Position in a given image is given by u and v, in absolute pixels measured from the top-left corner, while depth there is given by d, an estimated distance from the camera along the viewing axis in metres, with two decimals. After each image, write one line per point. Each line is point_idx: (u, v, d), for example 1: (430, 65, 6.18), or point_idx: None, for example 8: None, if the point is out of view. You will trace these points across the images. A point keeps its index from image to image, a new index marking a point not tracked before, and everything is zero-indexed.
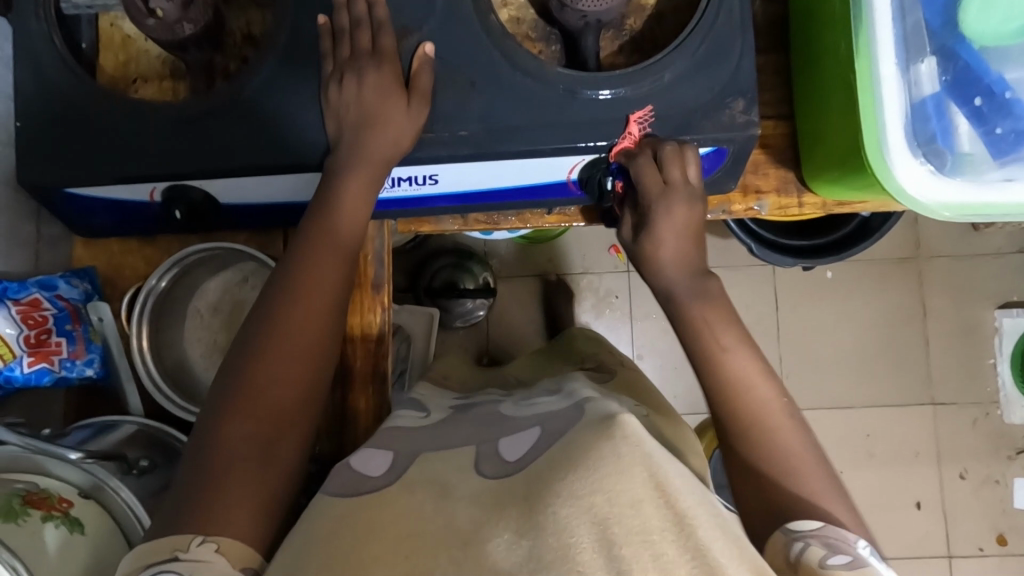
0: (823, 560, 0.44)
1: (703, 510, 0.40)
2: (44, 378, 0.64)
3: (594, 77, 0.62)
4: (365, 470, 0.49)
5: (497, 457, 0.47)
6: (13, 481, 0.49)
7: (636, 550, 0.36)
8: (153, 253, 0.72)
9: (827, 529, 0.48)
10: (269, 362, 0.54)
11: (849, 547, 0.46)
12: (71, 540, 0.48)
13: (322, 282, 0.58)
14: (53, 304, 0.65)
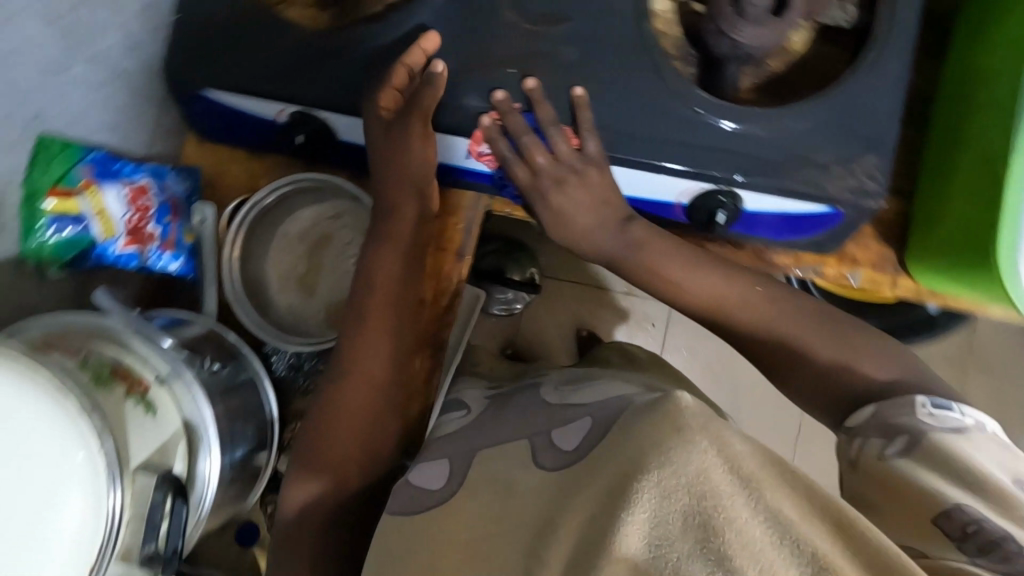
0: (883, 451, 0.52)
1: (776, 468, 0.37)
2: (132, 262, 0.66)
3: (725, 105, 0.61)
4: (426, 483, 0.53)
5: (550, 454, 0.50)
6: (101, 352, 0.49)
7: (709, 516, 0.34)
8: (257, 168, 0.74)
9: (880, 407, 0.55)
10: (331, 429, 0.61)
11: (910, 417, 0.53)
12: (144, 418, 0.48)
13: (378, 324, 0.64)
14: (158, 194, 0.67)
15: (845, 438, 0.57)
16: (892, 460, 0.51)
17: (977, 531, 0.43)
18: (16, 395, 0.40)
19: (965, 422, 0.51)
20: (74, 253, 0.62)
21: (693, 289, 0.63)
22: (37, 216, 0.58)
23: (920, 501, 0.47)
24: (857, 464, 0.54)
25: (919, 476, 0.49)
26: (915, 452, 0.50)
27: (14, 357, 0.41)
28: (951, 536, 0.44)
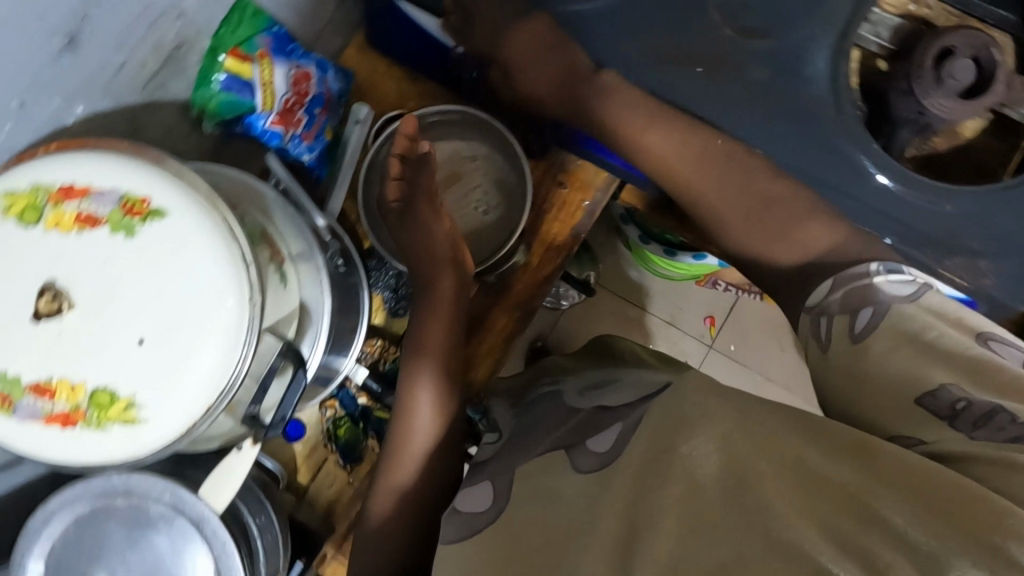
0: (854, 330, 0.48)
1: (804, 431, 0.40)
2: (274, 141, 0.65)
3: (895, 161, 0.59)
4: (466, 501, 0.48)
5: (583, 454, 0.45)
6: (253, 214, 0.50)
7: (744, 474, 0.38)
8: (407, 89, 0.74)
9: (839, 278, 0.53)
10: (395, 471, 0.59)
11: (868, 289, 0.50)
12: (277, 287, 0.49)
13: (432, 367, 0.62)
14: (317, 85, 0.67)
15: (807, 322, 0.53)
16: (863, 338, 0.47)
17: (968, 404, 0.39)
18: (192, 226, 0.41)
19: (918, 285, 0.49)
20: (231, 114, 0.63)
21: (784, 256, 0.59)
22: (213, 70, 0.60)
23: (893, 375, 0.43)
24: (825, 350, 0.49)
25: (886, 364, 0.44)
26: (880, 326, 0.47)
27: (199, 190, 0.41)
28: (941, 414, 0.39)
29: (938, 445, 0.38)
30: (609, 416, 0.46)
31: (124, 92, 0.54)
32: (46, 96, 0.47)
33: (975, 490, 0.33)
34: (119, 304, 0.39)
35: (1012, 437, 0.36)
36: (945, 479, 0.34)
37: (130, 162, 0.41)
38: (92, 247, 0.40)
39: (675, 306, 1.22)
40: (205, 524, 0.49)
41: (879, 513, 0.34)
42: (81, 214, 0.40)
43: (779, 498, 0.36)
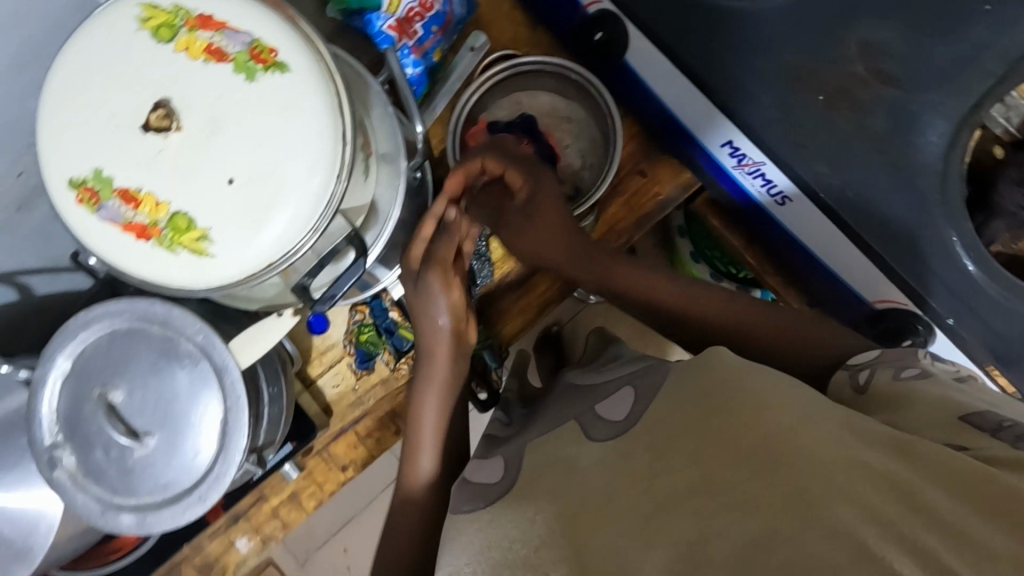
0: (896, 376, 0.45)
1: (831, 416, 0.40)
2: (386, 45, 0.65)
3: (980, 247, 0.57)
4: (484, 477, 0.50)
5: (593, 424, 0.48)
6: (357, 100, 0.51)
7: (776, 448, 0.37)
8: (521, 33, 0.74)
9: (888, 352, 0.47)
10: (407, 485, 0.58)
11: (909, 357, 0.46)
12: (360, 178, 0.50)
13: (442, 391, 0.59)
14: (442, 4, 0.67)
15: (839, 375, 0.49)
16: (907, 381, 0.44)
17: (1015, 424, 0.39)
18: (306, 89, 0.42)
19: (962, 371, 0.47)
20: (357, 5, 0.64)
21: (664, 290, 0.60)
22: None
23: (935, 411, 0.41)
24: (865, 393, 0.46)
25: (921, 394, 0.42)
26: (926, 383, 0.43)
27: (322, 59, 0.42)
28: (984, 428, 0.39)
29: (980, 450, 0.37)
30: (614, 386, 0.52)
31: None
32: None
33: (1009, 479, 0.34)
34: (220, 141, 0.41)
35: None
36: (972, 471, 0.35)
37: (265, 10, 0.42)
38: (212, 79, 0.41)
39: None
40: (226, 374, 0.50)
41: (910, 490, 0.34)
42: (210, 46, 0.41)
43: (813, 469, 0.35)
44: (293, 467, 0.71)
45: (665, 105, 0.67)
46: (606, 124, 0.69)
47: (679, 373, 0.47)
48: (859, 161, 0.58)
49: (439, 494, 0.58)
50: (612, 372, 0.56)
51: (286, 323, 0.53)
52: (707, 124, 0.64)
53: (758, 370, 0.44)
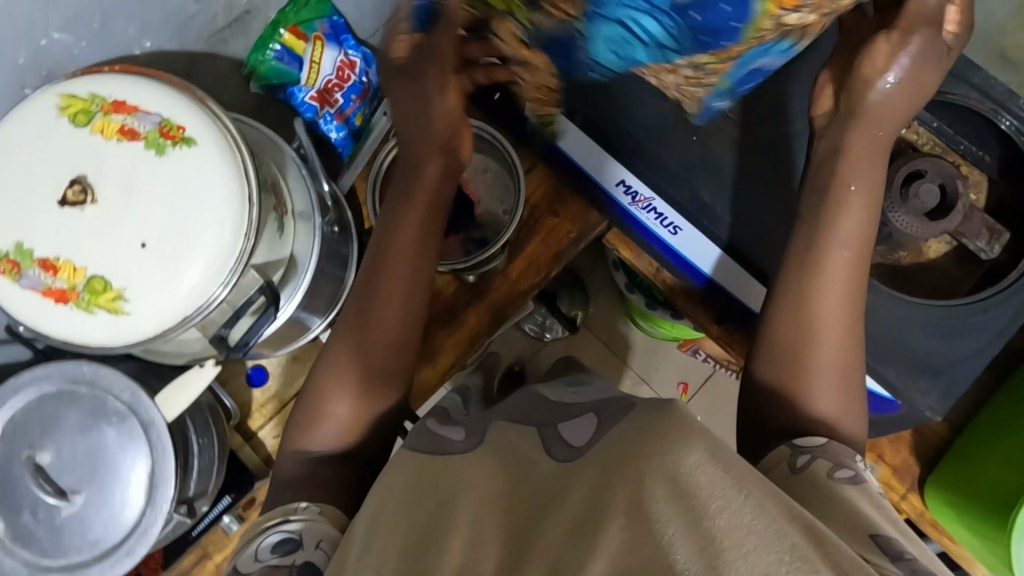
0: (828, 474, 0.46)
1: (772, 500, 0.34)
2: (308, 113, 0.72)
3: None
4: (447, 432, 0.49)
5: (554, 441, 0.43)
6: (270, 168, 0.57)
7: (692, 507, 0.32)
8: None
9: (832, 445, 0.49)
10: (345, 372, 0.55)
11: (847, 454, 0.48)
12: (272, 234, 0.54)
13: (405, 240, 0.56)
14: (358, 75, 0.74)
15: (780, 450, 0.50)
16: (838, 482, 0.45)
17: (915, 559, 0.36)
18: (211, 158, 0.47)
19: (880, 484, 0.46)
20: (276, 80, 0.70)
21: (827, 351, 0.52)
22: (272, 40, 0.67)
23: (838, 511, 0.41)
24: (793, 474, 0.47)
25: (845, 499, 0.42)
26: (851, 489, 0.44)
27: (228, 131, 0.48)
28: (886, 553, 0.36)
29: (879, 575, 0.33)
30: (577, 414, 0.46)
31: (192, 35, 0.60)
32: (125, 20, 0.54)
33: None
34: (130, 212, 0.45)
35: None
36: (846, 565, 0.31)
37: (173, 93, 0.47)
38: (124, 155, 0.46)
39: (652, 366, 1.15)
40: (152, 428, 0.53)
41: None
42: (124, 126, 0.46)
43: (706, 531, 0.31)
44: (234, 519, 0.72)
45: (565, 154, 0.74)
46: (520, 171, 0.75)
47: (639, 414, 0.41)
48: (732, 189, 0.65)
49: (362, 412, 0.55)
50: (581, 395, 0.51)
51: (209, 375, 0.55)
52: (600, 169, 0.70)
53: (697, 425, 0.37)
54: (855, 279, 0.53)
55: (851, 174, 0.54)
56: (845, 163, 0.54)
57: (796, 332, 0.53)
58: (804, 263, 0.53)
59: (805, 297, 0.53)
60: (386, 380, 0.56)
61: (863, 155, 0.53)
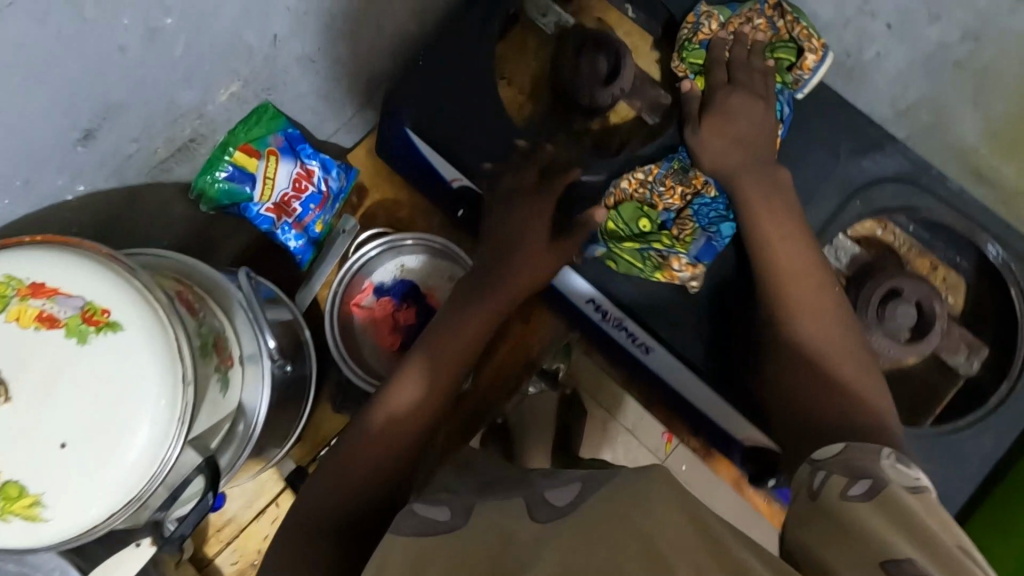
0: (845, 493, 0.38)
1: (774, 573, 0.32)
2: (263, 226, 0.69)
3: None
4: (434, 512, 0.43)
5: (539, 505, 0.41)
6: (214, 318, 0.53)
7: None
8: (403, 199, 0.79)
9: (852, 448, 0.43)
10: (366, 450, 0.53)
11: (872, 462, 0.41)
12: (215, 396, 0.51)
13: (457, 336, 0.58)
14: (317, 184, 0.71)
15: (803, 471, 0.43)
16: (856, 502, 0.37)
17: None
18: (140, 346, 0.43)
19: (920, 484, 0.39)
20: (227, 200, 0.66)
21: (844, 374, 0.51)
22: (221, 162, 0.64)
23: (858, 527, 0.34)
24: (815, 499, 0.39)
25: (861, 518, 0.35)
26: (870, 500, 0.37)
27: (159, 311, 0.45)
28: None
29: None
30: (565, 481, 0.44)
31: (131, 173, 0.57)
32: (53, 173, 0.50)
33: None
34: (50, 411, 0.42)
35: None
36: None
37: (100, 270, 0.44)
38: (41, 346, 0.42)
39: None
40: None
41: None
42: (42, 313, 0.42)
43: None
44: None
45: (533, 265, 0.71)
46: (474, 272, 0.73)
47: (618, 480, 0.40)
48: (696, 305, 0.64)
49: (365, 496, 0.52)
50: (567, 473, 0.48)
51: (146, 551, 0.51)
52: (571, 285, 0.68)
53: (660, 487, 0.38)
54: (840, 323, 0.55)
55: (783, 218, 0.60)
56: (764, 209, 0.60)
57: (823, 338, 0.53)
58: (781, 285, 0.57)
59: (789, 326, 0.54)
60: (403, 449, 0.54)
61: (763, 189, 0.61)
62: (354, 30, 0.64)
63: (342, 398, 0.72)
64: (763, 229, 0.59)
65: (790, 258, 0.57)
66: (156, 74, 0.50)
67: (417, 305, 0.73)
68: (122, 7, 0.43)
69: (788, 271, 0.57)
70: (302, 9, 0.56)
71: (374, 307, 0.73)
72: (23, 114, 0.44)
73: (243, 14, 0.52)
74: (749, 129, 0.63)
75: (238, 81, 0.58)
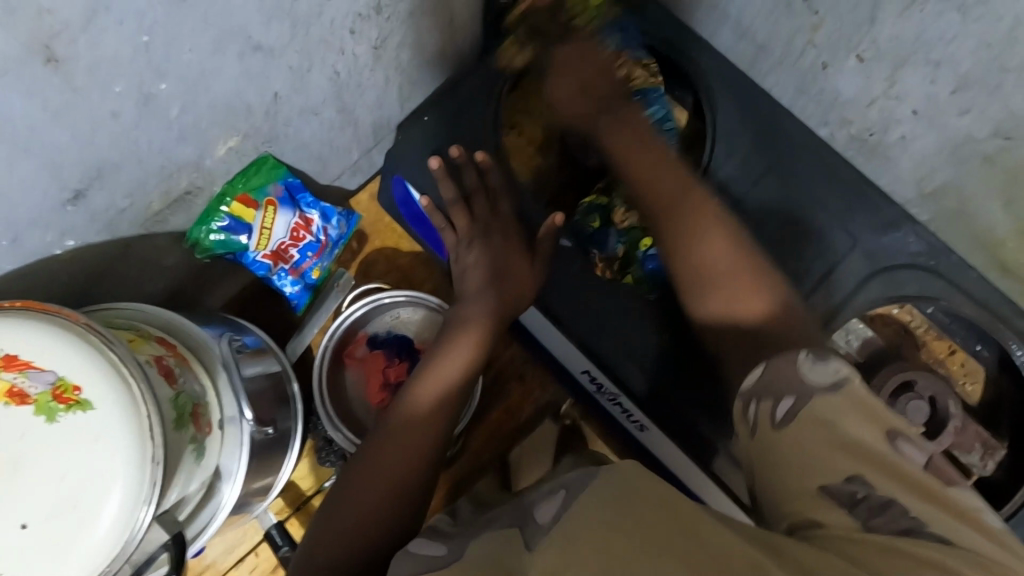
0: (773, 419, 0.39)
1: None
2: (260, 272, 0.68)
3: None
4: (427, 547, 0.47)
5: (532, 532, 0.40)
6: (195, 382, 0.52)
7: None
8: (404, 247, 0.78)
9: (772, 362, 0.41)
10: (368, 477, 0.55)
11: (792, 369, 0.40)
12: (189, 465, 0.50)
13: (444, 377, 0.59)
14: (316, 232, 0.70)
15: (737, 404, 0.42)
16: (785, 430, 0.38)
17: (869, 495, 0.35)
18: (111, 424, 0.43)
19: (842, 375, 0.39)
20: (222, 250, 0.66)
21: (753, 307, 0.48)
22: (217, 213, 0.63)
23: (801, 461, 0.37)
24: (752, 434, 0.40)
25: (801, 446, 0.38)
26: (800, 420, 0.38)
27: (133, 386, 0.43)
28: (838, 501, 0.36)
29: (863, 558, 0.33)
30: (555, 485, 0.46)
31: (124, 226, 0.56)
32: (41, 231, 0.50)
33: (972, 537, 0.34)
34: (16, 490, 0.41)
35: (902, 528, 0.34)
36: None
37: (73, 344, 0.43)
38: (10, 423, 0.41)
39: None
40: None
41: None
42: (12, 388, 0.41)
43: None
44: None
45: (529, 328, 0.70)
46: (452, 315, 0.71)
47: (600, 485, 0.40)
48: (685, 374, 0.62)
49: (375, 511, 0.55)
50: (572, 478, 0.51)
51: None
52: (566, 353, 0.66)
53: (642, 499, 0.38)
54: (732, 234, 0.52)
55: (656, 152, 0.58)
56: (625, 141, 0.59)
57: (719, 308, 0.50)
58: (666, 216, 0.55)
59: (693, 246, 0.52)
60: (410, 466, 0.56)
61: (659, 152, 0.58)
62: (360, 83, 0.63)
63: (326, 453, 0.70)
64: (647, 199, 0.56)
65: (659, 184, 0.56)
66: (151, 134, 0.49)
67: (408, 362, 0.71)
68: (115, 76, 0.43)
69: (647, 179, 0.57)
70: (306, 67, 0.55)
71: (366, 361, 0.72)
72: (10, 179, 0.44)
73: (243, 74, 0.51)
74: (593, 71, 0.60)
75: (236, 135, 0.57)
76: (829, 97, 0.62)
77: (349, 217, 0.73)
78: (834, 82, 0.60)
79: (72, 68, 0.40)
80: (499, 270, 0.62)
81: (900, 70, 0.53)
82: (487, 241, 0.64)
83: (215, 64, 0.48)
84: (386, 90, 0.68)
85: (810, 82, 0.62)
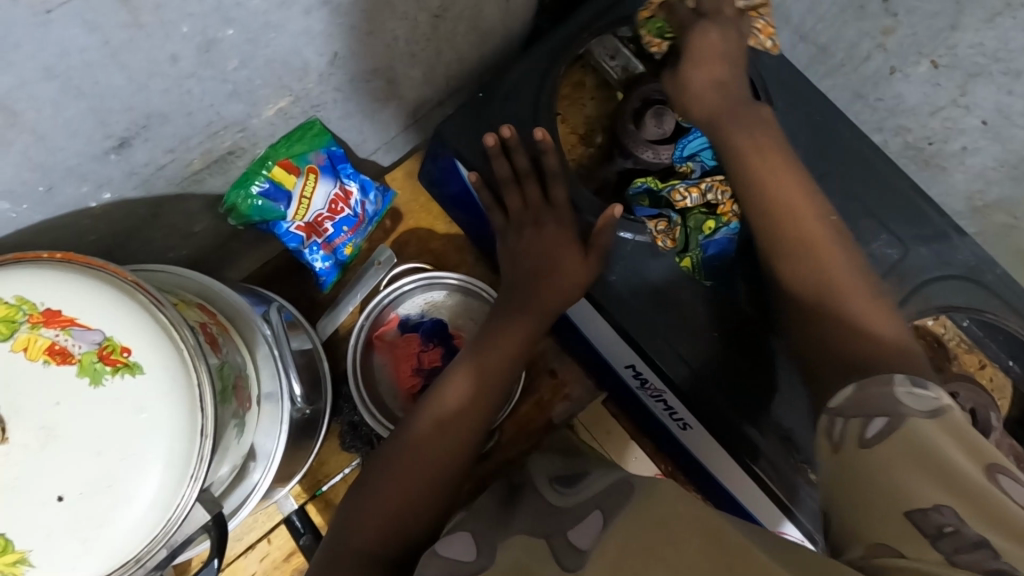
0: (861, 437, 0.39)
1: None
2: (292, 244, 0.65)
3: None
4: (453, 551, 0.44)
5: (564, 550, 0.40)
6: (236, 354, 0.49)
7: None
8: (439, 228, 0.75)
9: (865, 387, 0.41)
10: (387, 481, 0.53)
11: (887, 397, 0.40)
12: (230, 442, 0.46)
13: (481, 377, 0.57)
14: (354, 206, 0.67)
15: (822, 422, 0.42)
16: (874, 450, 0.38)
17: (959, 531, 0.33)
18: (160, 393, 0.39)
19: (942, 405, 0.38)
20: (258, 218, 0.62)
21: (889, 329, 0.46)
22: (256, 177, 0.59)
23: (883, 481, 0.37)
24: (836, 451, 0.40)
25: (887, 476, 0.37)
26: (893, 439, 0.37)
27: (184, 351, 0.40)
28: (924, 532, 0.34)
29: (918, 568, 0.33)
30: (586, 510, 0.45)
31: (161, 183, 0.53)
32: (79, 181, 0.46)
33: None
34: (54, 459, 0.38)
35: (991, 569, 0.32)
36: None
37: (119, 300, 0.39)
38: (53, 384, 0.38)
39: None
40: None
41: None
42: (53, 345, 0.38)
43: None
44: None
45: (572, 320, 0.68)
46: (490, 297, 0.69)
47: (637, 498, 0.42)
48: (735, 372, 0.60)
49: (392, 515, 0.52)
50: (580, 493, 0.49)
51: None
52: (612, 347, 0.65)
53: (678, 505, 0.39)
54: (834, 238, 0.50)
55: (784, 161, 0.53)
56: (767, 168, 0.53)
57: (842, 327, 0.47)
58: (783, 221, 0.51)
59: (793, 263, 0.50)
60: (437, 469, 0.54)
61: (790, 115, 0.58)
62: (414, 53, 0.60)
63: (353, 438, 0.67)
64: (781, 227, 0.51)
65: (780, 201, 0.52)
66: (204, 85, 0.45)
67: (443, 348, 0.69)
68: (181, 16, 0.38)
69: (796, 201, 0.52)
70: (367, 29, 0.52)
71: (396, 344, 0.69)
72: (54, 120, 0.40)
73: (306, 31, 0.47)
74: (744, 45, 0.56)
75: (288, 96, 0.53)
76: (889, 105, 0.62)
77: (386, 192, 0.70)
78: (901, 89, 0.60)
79: (140, 2, 0.36)
80: (544, 257, 0.61)
81: (974, 80, 0.54)
82: (539, 227, 0.62)
83: (281, 17, 0.44)
84: (439, 64, 0.65)
85: (871, 88, 0.62)
